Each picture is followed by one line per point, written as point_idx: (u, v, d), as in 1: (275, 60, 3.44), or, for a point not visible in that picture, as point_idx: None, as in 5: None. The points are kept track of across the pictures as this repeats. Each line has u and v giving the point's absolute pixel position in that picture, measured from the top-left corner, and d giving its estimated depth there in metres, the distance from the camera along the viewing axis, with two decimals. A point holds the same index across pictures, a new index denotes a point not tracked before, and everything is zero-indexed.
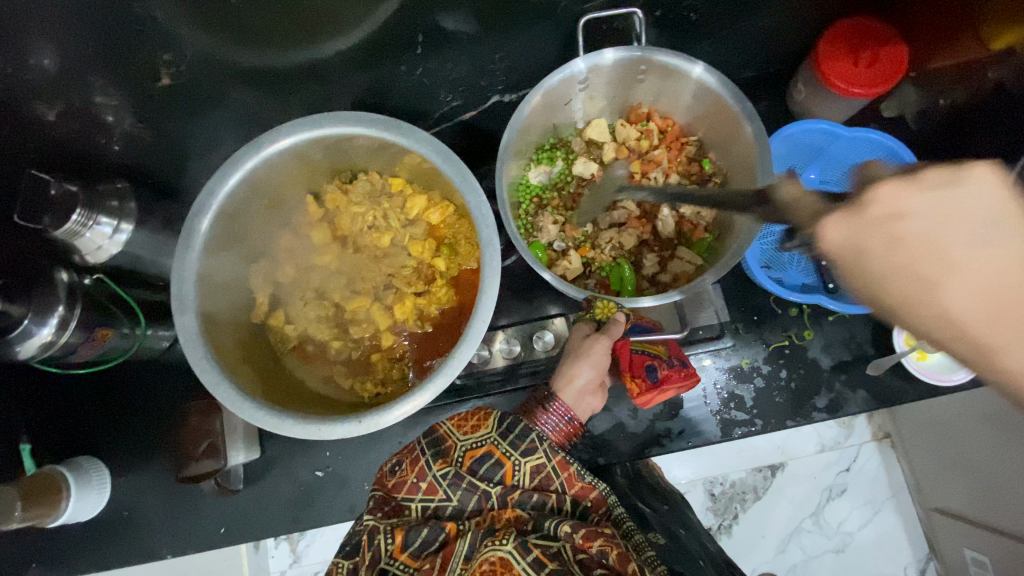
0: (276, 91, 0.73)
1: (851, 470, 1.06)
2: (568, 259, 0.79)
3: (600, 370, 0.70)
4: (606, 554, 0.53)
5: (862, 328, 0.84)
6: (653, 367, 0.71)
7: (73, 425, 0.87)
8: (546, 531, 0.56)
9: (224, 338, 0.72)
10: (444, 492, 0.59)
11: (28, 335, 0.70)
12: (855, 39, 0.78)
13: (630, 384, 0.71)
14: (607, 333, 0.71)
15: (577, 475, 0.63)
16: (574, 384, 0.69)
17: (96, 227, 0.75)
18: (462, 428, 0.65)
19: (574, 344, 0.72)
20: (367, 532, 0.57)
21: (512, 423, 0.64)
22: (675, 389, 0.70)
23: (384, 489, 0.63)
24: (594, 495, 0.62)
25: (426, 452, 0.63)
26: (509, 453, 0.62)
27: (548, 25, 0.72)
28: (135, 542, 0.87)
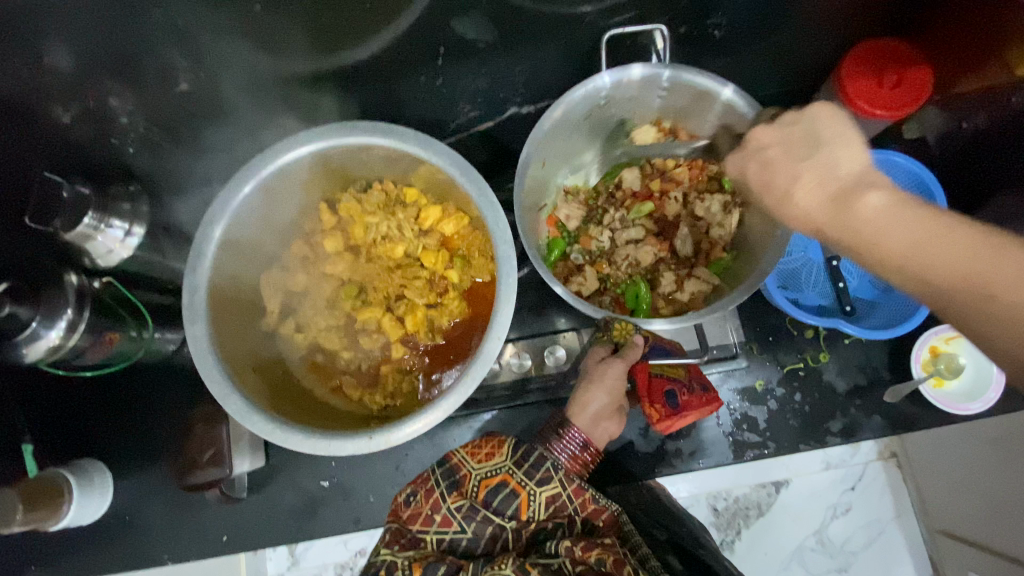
0: (295, 99, 0.73)
1: (856, 488, 1.03)
2: (584, 275, 0.78)
3: (616, 396, 0.69)
4: (603, 562, 0.54)
5: (878, 352, 0.84)
6: (673, 392, 0.70)
7: (77, 427, 0.86)
8: (547, 550, 0.57)
9: (234, 346, 0.71)
10: (459, 525, 0.59)
11: (36, 338, 0.68)
12: (881, 59, 0.77)
13: (649, 410, 0.70)
14: (624, 356, 0.70)
15: (590, 499, 0.62)
16: (588, 409, 0.68)
17: (108, 230, 0.73)
18: (475, 457, 0.64)
19: (589, 370, 0.71)
20: (386, 568, 0.55)
21: (526, 450, 0.63)
22: (698, 414, 0.70)
23: (400, 521, 0.61)
24: (606, 516, 0.62)
25: (441, 483, 0.62)
26: (524, 482, 0.61)
27: (570, 40, 0.71)
28: (135, 548, 0.87)
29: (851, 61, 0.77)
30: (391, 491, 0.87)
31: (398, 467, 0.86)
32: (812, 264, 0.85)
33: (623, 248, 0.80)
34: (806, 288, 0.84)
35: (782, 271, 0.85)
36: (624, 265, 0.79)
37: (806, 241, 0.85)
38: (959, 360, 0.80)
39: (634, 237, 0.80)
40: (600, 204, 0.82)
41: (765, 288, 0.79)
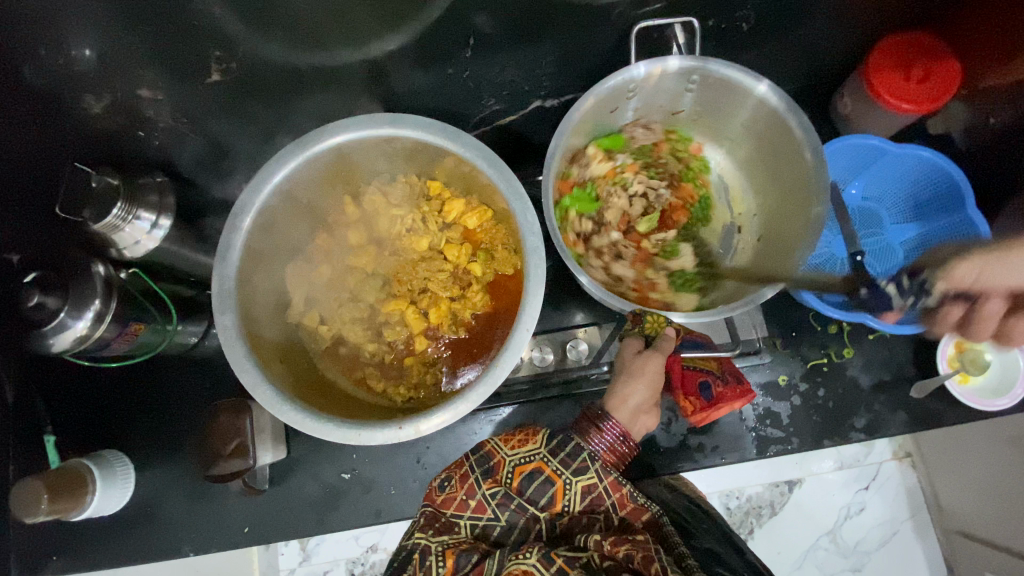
0: (322, 91, 0.73)
1: (870, 488, 1.03)
2: (600, 160, 0.81)
3: (655, 388, 0.68)
4: (632, 557, 0.52)
5: (902, 347, 0.83)
6: (707, 384, 0.71)
7: (103, 419, 0.87)
8: (578, 543, 0.57)
9: (262, 336, 0.72)
10: (493, 512, 0.60)
11: (63, 327, 0.69)
12: (909, 53, 0.77)
13: (685, 403, 0.71)
14: (658, 347, 0.71)
15: (628, 495, 0.61)
16: (628, 404, 0.67)
17: (136, 221, 0.73)
18: (509, 444, 0.65)
19: (628, 361, 0.70)
20: (418, 552, 0.56)
21: (563, 439, 0.63)
22: (735, 405, 0.70)
23: (435, 504, 0.63)
24: (646, 517, 0.60)
25: (476, 469, 0.64)
26: (560, 471, 0.61)
27: (600, 31, 0.71)
28: (156, 538, 0.87)
29: (878, 55, 0.77)
30: (411, 484, 0.87)
31: (419, 461, 0.87)
32: (835, 259, 0.85)
33: (620, 196, 0.81)
34: None
35: (806, 267, 0.84)
36: (608, 188, 0.81)
37: (829, 236, 0.86)
38: (986, 356, 0.80)
39: (631, 208, 0.81)
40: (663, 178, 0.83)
41: (792, 284, 0.79)
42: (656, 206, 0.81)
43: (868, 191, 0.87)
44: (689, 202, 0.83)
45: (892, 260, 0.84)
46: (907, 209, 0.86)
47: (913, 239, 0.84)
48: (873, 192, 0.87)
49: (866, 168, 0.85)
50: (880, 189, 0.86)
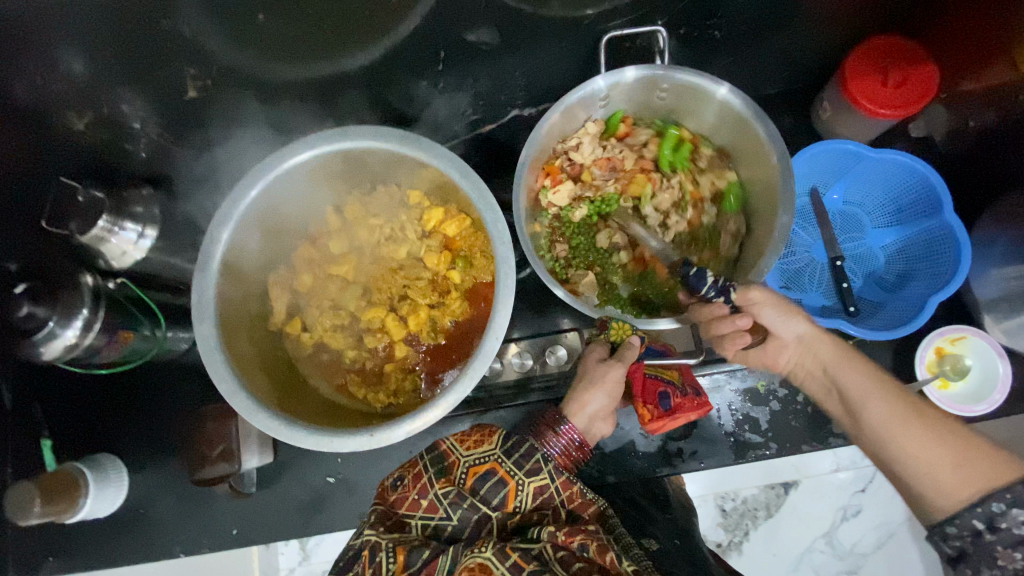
0: (299, 105, 0.74)
1: (867, 491, 1.01)
2: (717, 179, 0.78)
3: (614, 397, 0.69)
4: (586, 547, 0.57)
5: (882, 353, 0.83)
6: (666, 395, 0.71)
7: (95, 421, 0.89)
8: (530, 535, 0.59)
9: (242, 345, 0.73)
10: (444, 512, 0.60)
11: (53, 336, 0.71)
12: (885, 58, 0.77)
13: (641, 410, 0.71)
14: (621, 357, 0.69)
15: (578, 492, 0.63)
16: (587, 409, 0.68)
17: (122, 232, 0.75)
18: (464, 444, 0.65)
19: (588, 369, 0.70)
20: (369, 548, 0.58)
21: (517, 441, 0.63)
22: (691, 416, 0.71)
23: (387, 503, 0.64)
24: (590, 510, 0.64)
25: (429, 469, 0.63)
26: (513, 472, 0.61)
27: (571, 43, 0.72)
28: (148, 540, 0.89)
29: (854, 60, 0.77)
30: None
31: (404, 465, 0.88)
32: (816, 263, 0.84)
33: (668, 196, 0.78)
34: (808, 288, 0.83)
35: (785, 272, 0.84)
36: (687, 182, 0.78)
37: (810, 241, 0.85)
38: (965, 361, 0.79)
39: (657, 196, 0.78)
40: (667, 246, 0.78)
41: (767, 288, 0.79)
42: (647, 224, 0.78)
43: (849, 196, 0.86)
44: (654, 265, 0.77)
45: (871, 265, 0.84)
46: (889, 214, 0.85)
47: (893, 243, 0.84)
48: (854, 196, 0.86)
49: (846, 173, 0.84)
50: (862, 193, 0.86)
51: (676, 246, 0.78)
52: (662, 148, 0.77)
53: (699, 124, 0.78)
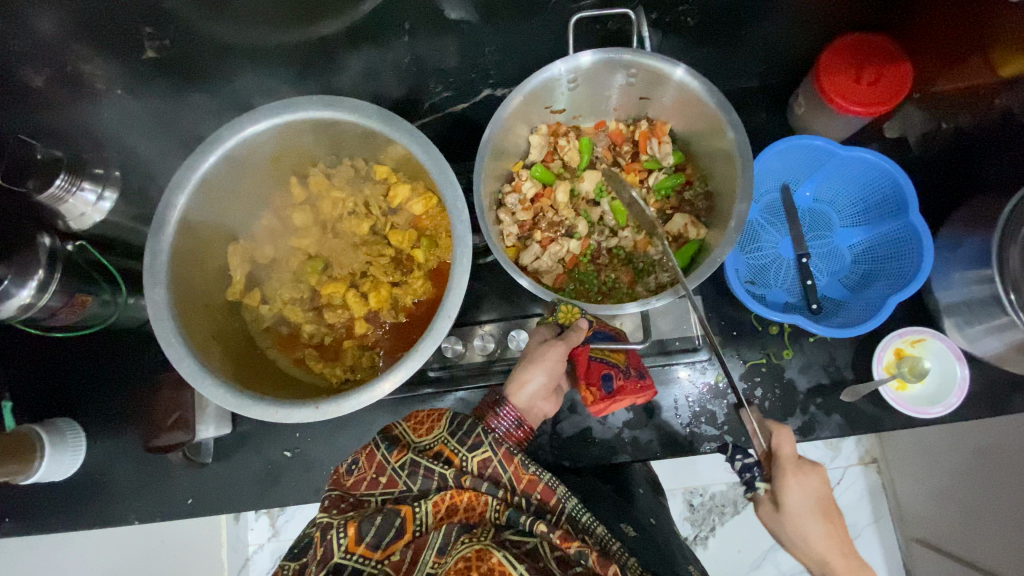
0: (261, 70, 0.73)
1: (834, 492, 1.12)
2: (686, 231, 0.76)
3: (553, 375, 0.71)
4: (585, 556, 0.55)
5: (842, 351, 0.82)
6: (609, 377, 0.73)
7: (52, 383, 0.88)
8: (522, 527, 0.59)
9: (197, 312, 0.73)
10: (404, 484, 0.61)
11: (7, 296, 0.71)
12: (858, 55, 0.76)
13: (585, 393, 0.73)
14: (565, 338, 0.71)
15: (522, 467, 0.63)
16: (526, 389, 0.70)
17: (79, 193, 0.76)
18: (417, 431, 0.68)
19: (532, 348, 0.73)
20: (320, 529, 0.58)
21: (460, 421, 0.66)
22: (632, 399, 0.72)
23: (341, 488, 0.64)
24: (542, 487, 0.63)
25: (381, 445, 0.65)
26: (457, 450, 0.63)
27: (541, 21, 0.71)
28: (102, 506, 0.89)
29: (830, 57, 0.76)
30: None
31: (360, 442, 0.88)
32: (782, 260, 0.84)
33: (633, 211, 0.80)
34: (772, 284, 0.83)
35: (750, 267, 0.84)
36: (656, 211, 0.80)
37: (777, 237, 0.85)
38: (924, 363, 0.80)
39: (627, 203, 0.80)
40: (604, 251, 0.80)
41: (726, 276, 0.79)
42: (604, 217, 0.80)
43: (820, 194, 0.86)
44: (590, 252, 0.80)
45: (838, 264, 0.84)
46: (858, 213, 0.84)
47: (861, 243, 0.84)
48: (825, 194, 0.86)
49: (818, 170, 0.84)
50: (832, 191, 0.86)
51: (614, 253, 0.80)
52: (652, 168, 0.80)
53: (700, 165, 0.78)
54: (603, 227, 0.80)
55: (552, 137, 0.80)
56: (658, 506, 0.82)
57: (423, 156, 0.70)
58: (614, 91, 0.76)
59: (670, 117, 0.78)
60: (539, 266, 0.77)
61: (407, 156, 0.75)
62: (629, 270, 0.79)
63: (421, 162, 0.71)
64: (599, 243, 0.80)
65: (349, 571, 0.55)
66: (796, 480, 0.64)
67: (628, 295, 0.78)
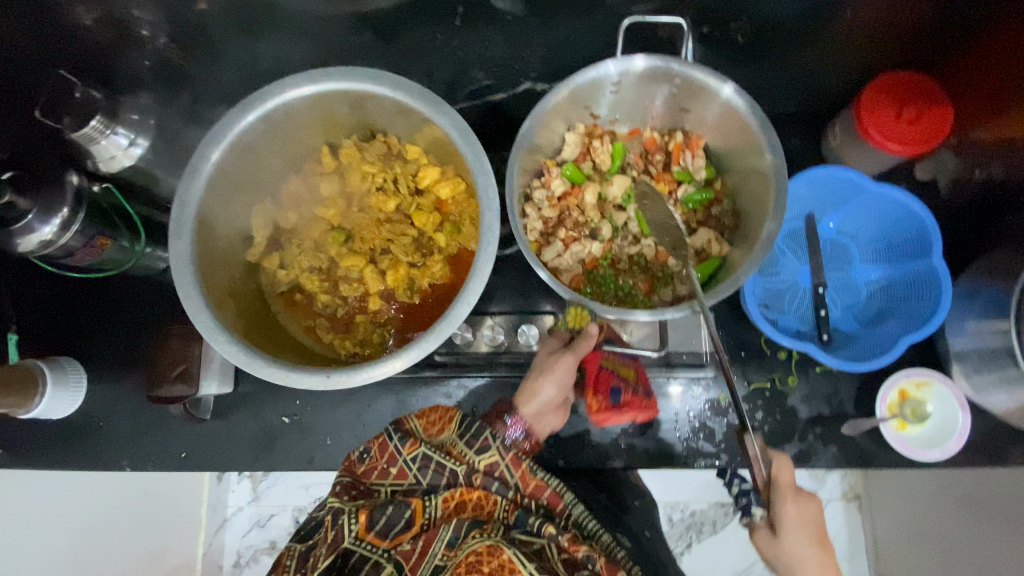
0: (308, 36, 0.73)
1: None
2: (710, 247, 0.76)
3: (562, 388, 0.73)
4: (590, 559, 0.60)
5: (847, 385, 0.83)
6: (618, 390, 0.77)
7: (59, 322, 0.89)
8: (530, 528, 0.63)
9: (216, 269, 0.73)
10: (414, 477, 0.64)
11: (29, 230, 0.71)
12: (901, 92, 0.76)
13: (591, 400, 0.78)
14: (575, 348, 0.76)
15: (530, 473, 0.66)
16: (537, 399, 0.73)
17: (112, 136, 0.73)
18: (427, 429, 0.69)
19: (542, 361, 0.75)
20: (332, 514, 0.61)
21: (470, 422, 0.68)
22: (638, 415, 0.76)
23: (354, 475, 0.66)
24: (549, 493, 0.67)
25: (393, 436, 0.66)
26: (465, 451, 0.66)
27: (591, 22, 0.71)
28: (96, 448, 0.89)
29: (872, 91, 0.76)
30: (349, 439, 0.88)
31: (359, 417, 0.88)
32: (798, 287, 0.85)
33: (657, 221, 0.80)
34: (786, 311, 0.83)
35: (766, 291, 0.84)
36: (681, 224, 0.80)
37: (795, 265, 0.86)
38: (926, 407, 0.80)
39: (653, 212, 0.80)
40: (625, 257, 0.80)
41: (744, 300, 0.79)
42: (628, 222, 0.80)
43: (843, 227, 0.87)
44: (610, 256, 0.80)
45: (853, 298, 0.85)
46: (879, 250, 0.85)
47: (878, 280, 0.84)
48: (848, 227, 0.87)
49: (844, 204, 0.85)
50: (855, 226, 0.86)
51: (634, 260, 0.80)
52: (681, 181, 0.80)
53: (731, 183, 0.78)
54: (626, 234, 0.80)
55: (586, 138, 0.80)
56: None
57: (459, 140, 0.70)
58: (654, 100, 0.76)
59: (706, 131, 0.78)
60: (560, 263, 0.77)
61: (443, 139, 0.75)
62: (647, 278, 0.79)
63: (457, 147, 0.71)
64: (620, 248, 0.80)
65: (357, 556, 0.59)
66: (795, 504, 0.64)
67: (644, 303, 0.77)
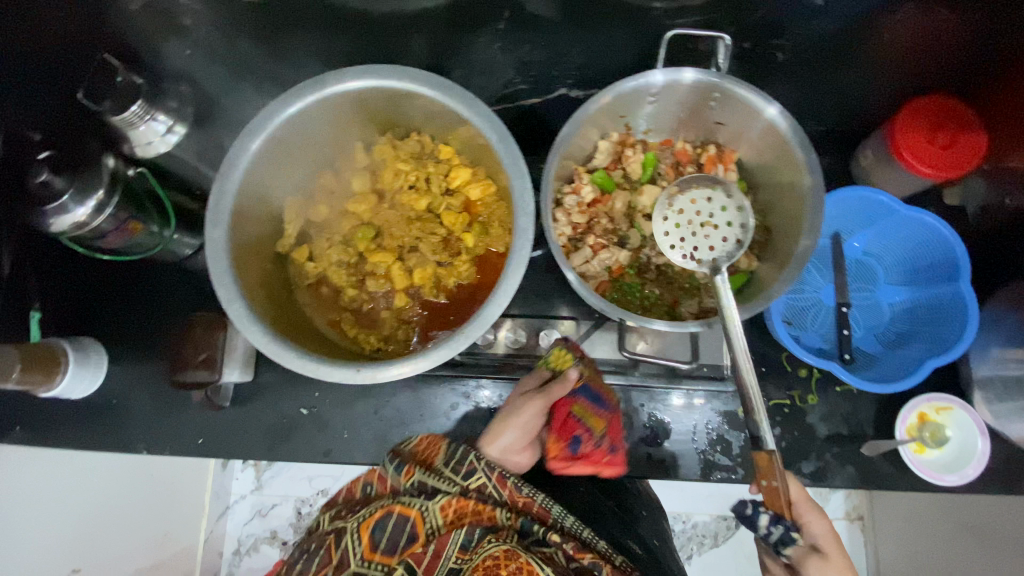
0: (351, 32, 0.73)
1: None
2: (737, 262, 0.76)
3: (524, 433, 0.75)
4: (595, 565, 0.66)
5: (866, 406, 0.83)
6: (579, 440, 0.78)
7: (84, 302, 0.90)
8: (535, 536, 0.67)
9: (248, 258, 0.73)
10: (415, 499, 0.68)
11: (64, 210, 0.71)
12: (938, 116, 0.76)
13: (553, 445, 0.79)
14: (546, 393, 0.75)
15: (517, 490, 0.70)
16: (498, 443, 0.74)
17: (151, 121, 0.74)
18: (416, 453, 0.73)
19: (513, 399, 0.77)
20: (336, 534, 0.64)
21: (456, 448, 0.71)
22: (593, 468, 0.78)
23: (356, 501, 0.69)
24: (538, 509, 0.69)
25: (390, 466, 0.70)
26: (454, 476, 0.69)
27: (634, 32, 0.72)
28: (113, 430, 0.89)
29: (909, 113, 0.77)
30: (365, 433, 0.89)
31: (377, 412, 0.89)
32: (822, 305, 0.85)
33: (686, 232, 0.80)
34: (809, 328, 0.84)
35: (790, 307, 0.84)
36: None
37: (820, 283, 0.86)
38: (946, 432, 0.80)
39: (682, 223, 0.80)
40: (651, 266, 0.80)
41: (769, 317, 0.79)
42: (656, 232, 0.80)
43: (870, 247, 0.87)
44: (637, 265, 0.80)
45: (876, 319, 0.85)
46: (905, 272, 0.85)
47: (902, 302, 0.84)
48: (875, 248, 0.86)
49: (871, 225, 0.85)
50: (882, 247, 0.86)
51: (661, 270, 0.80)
52: None
53: (763, 199, 0.78)
54: (654, 244, 0.80)
55: (619, 146, 0.81)
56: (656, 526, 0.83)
57: (497, 143, 0.71)
58: (691, 112, 0.77)
59: (740, 146, 0.78)
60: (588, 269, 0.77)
61: (479, 141, 0.75)
62: (673, 289, 0.79)
63: (494, 149, 0.72)
64: (647, 257, 0.80)
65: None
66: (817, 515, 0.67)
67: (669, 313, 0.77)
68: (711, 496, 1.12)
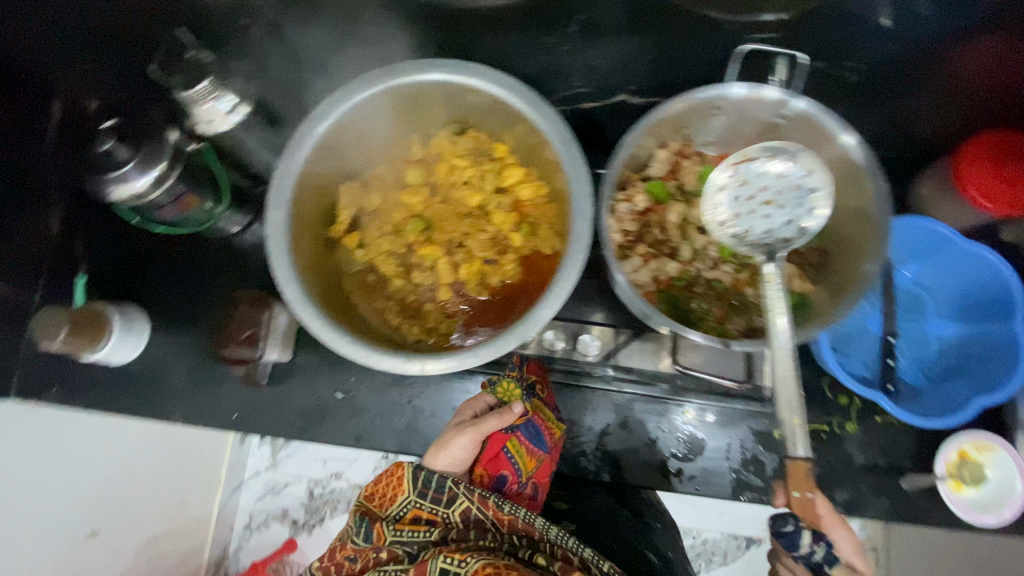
0: (422, 24, 0.74)
1: None
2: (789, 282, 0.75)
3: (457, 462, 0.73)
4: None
5: (906, 438, 0.82)
6: (504, 480, 0.76)
7: (129, 270, 0.91)
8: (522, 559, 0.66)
9: (303, 240, 0.74)
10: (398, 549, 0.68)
11: (125, 180, 0.72)
12: (1011, 150, 0.73)
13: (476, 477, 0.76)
14: (478, 426, 0.73)
15: (500, 510, 0.69)
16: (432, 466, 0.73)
17: (217, 100, 0.78)
18: (383, 503, 0.72)
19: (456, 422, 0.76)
20: None
21: (427, 476, 0.71)
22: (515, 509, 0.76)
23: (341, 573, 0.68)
24: (522, 524, 0.69)
25: (360, 530, 0.70)
26: (433, 509, 0.70)
27: (704, 44, 0.72)
28: (151, 399, 0.91)
29: (980, 141, 0.74)
30: (397, 422, 0.89)
31: (410, 402, 0.89)
32: (867, 333, 0.84)
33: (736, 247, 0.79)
34: (853, 355, 0.83)
35: (836, 333, 0.83)
36: None
37: (867, 311, 0.85)
38: (985, 471, 0.78)
39: None
40: (699, 280, 0.79)
41: (816, 344, 0.78)
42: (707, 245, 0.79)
43: (922, 278, 0.85)
44: (685, 277, 0.79)
45: (923, 352, 0.83)
46: (956, 307, 0.83)
47: (951, 337, 0.83)
48: (927, 281, 0.85)
49: (926, 257, 0.84)
50: (935, 280, 0.85)
51: (708, 284, 0.79)
52: None
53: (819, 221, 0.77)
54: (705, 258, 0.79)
55: (676, 157, 0.81)
56: (674, 540, 0.84)
57: (559, 145, 0.71)
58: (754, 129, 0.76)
59: None
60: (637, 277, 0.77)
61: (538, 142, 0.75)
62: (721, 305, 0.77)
63: (556, 151, 0.72)
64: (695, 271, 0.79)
65: None
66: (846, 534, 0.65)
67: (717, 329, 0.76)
68: (725, 514, 1.10)
